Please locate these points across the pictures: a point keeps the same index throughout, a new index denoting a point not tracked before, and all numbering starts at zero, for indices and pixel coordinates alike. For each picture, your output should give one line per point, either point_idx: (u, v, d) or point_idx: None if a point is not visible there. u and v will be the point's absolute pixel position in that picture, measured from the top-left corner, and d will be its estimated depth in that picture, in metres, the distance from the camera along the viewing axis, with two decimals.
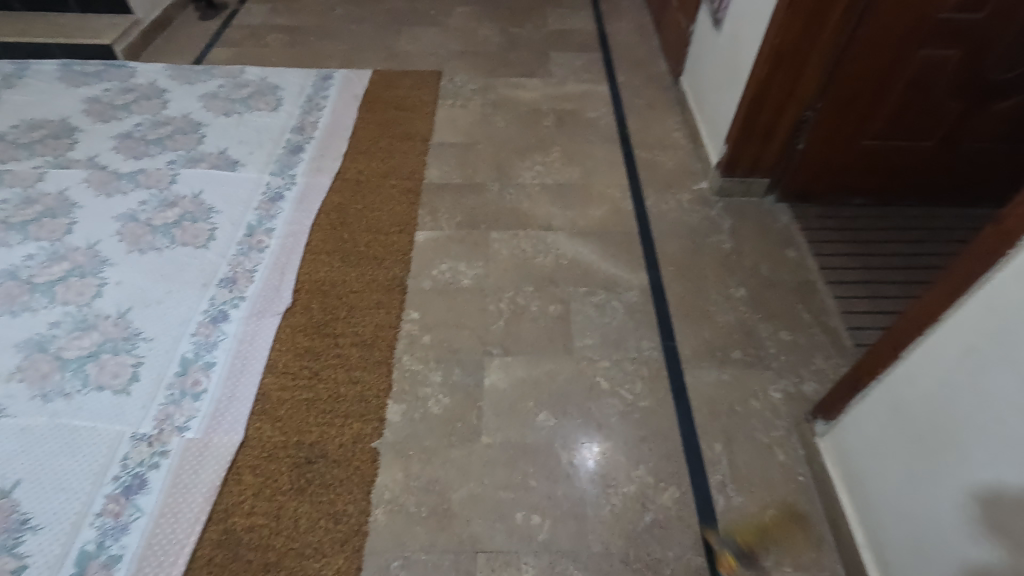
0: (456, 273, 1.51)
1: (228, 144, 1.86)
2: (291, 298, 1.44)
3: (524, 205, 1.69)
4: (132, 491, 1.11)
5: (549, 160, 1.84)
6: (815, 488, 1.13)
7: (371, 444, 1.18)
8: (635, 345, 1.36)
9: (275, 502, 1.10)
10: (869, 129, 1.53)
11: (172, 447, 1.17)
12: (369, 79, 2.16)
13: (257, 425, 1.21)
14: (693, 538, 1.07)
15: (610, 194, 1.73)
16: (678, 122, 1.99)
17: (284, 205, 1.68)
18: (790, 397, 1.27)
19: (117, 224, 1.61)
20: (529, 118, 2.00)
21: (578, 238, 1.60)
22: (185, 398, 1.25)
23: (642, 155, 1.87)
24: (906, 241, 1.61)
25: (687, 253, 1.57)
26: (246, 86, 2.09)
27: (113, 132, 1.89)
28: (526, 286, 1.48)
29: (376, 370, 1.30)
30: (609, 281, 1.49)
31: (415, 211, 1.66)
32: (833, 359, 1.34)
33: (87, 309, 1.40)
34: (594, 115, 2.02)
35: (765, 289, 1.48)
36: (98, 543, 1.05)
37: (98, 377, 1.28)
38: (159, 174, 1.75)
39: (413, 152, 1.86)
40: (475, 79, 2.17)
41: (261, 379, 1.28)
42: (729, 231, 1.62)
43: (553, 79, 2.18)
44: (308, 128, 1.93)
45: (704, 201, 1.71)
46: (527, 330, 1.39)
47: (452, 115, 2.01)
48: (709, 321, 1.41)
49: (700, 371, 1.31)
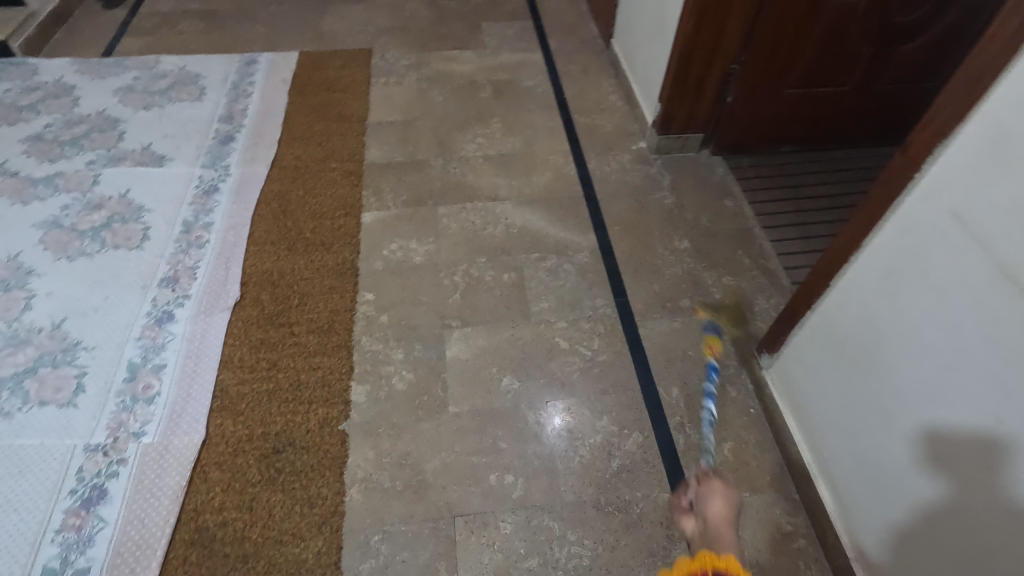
0: (407, 251, 1.50)
1: (152, 139, 1.77)
2: (239, 292, 1.40)
3: (469, 177, 1.69)
4: (93, 502, 1.08)
5: (490, 131, 1.84)
6: (765, 417, 1.21)
7: (339, 427, 1.18)
8: (590, 304, 1.40)
9: (246, 495, 1.09)
10: (791, 78, 1.60)
11: (130, 454, 1.14)
12: (296, 61, 2.08)
13: (217, 421, 1.19)
14: (658, 478, 1.13)
15: (553, 161, 1.75)
16: (613, 85, 2.03)
17: (220, 197, 1.62)
18: (737, 337, 1.34)
19: (38, 232, 1.51)
20: (466, 91, 1.99)
21: (525, 206, 1.62)
22: (138, 404, 1.21)
23: (581, 120, 1.89)
24: (832, 183, 1.71)
25: (631, 212, 1.61)
26: (164, 76, 1.98)
27: (21, 135, 1.76)
28: (478, 258, 1.49)
29: (337, 354, 1.29)
30: (560, 245, 1.52)
31: (359, 193, 1.64)
32: (773, 299, 1.42)
33: (17, 324, 1.32)
34: (530, 84, 2.02)
35: (707, 239, 1.55)
36: (62, 558, 1.01)
37: (40, 393, 1.22)
38: (80, 176, 1.65)
39: (351, 133, 1.82)
40: (407, 55, 2.13)
41: (217, 375, 1.25)
42: (669, 187, 1.68)
43: (487, 50, 2.16)
44: (237, 117, 1.86)
45: (644, 160, 1.76)
46: (483, 300, 1.40)
47: (388, 93, 1.97)
48: (657, 274, 1.46)
49: (653, 322, 1.37)
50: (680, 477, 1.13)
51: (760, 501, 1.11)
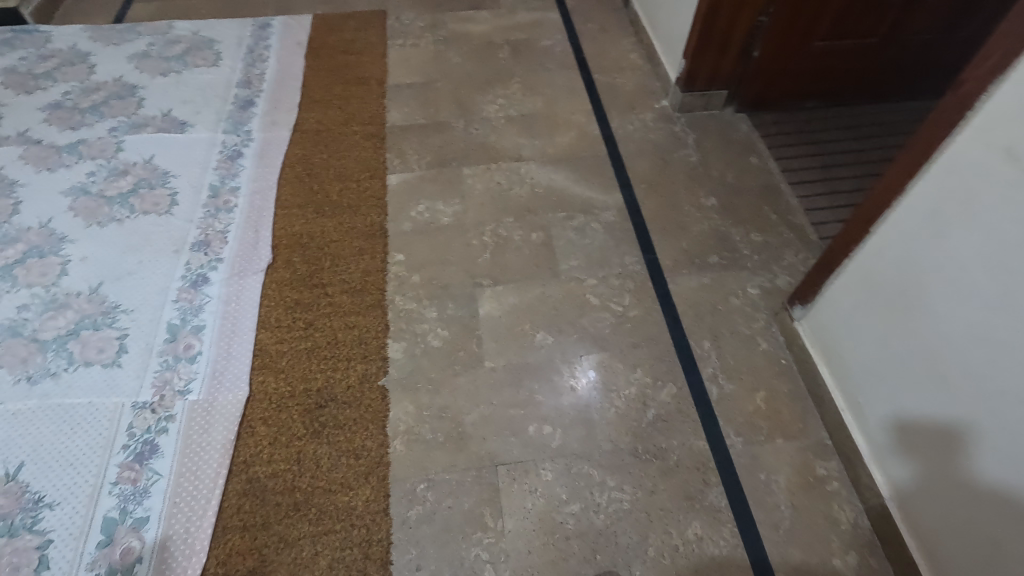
0: (434, 213, 1.50)
1: (172, 105, 1.76)
2: (271, 254, 1.41)
3: (491, 139, 1.68)
4: (145, 457, 1.11)
5: (510, 92, 1.82)
6: (796, 367, 1.23)
7: (378, 382, 1.21)
8: (619, 261, 1.41)
9: (293, 448, 1.12)
10: (819, 31, 1.58)
11: (177, 411, 1.17)
12: (310, 24, 2.05)
13: (260, 379, 1.21)
14: (693, 427, 1.16)
15: (575, 120, 1.74)
16: (633, 43, 1.99)
17: (244, 161, 1.62)
18: (766, 291, 1.36)
19: (67, 199, 1.52)
20: (483, 51, 1.96)
21: (549, 166, 1.61)
22: (180, 363, 1.23)
23: (601, 78, 1.87)
24: (857, 138, 1.70)
25: (656, 170, 1.61)
26: (178, 42, 1.96)
27: (40, 103, 1.75)
28: (505, 218, 1.49)
29: (371, 314, 1.31)
30: (586, 205, 1.52)
31: (383, 155, 1.63)
32: (801, 253, 1.43)
33: (55, 289, 1.34)
34: (548, 43, 1.99)
35: (734, 196, 1.55)
36: (121, 509, 1.05)
37: (84, 354, 1.24)
38: (102, 143, 1.65)
39: (371, 96, 1.80)
40: (421, 16, 2.10)
41: (255, 335, 1.28)
42: (694, 144, 1.67)
43: (502, 9, 2.13)
44: (255, 81, 1.84)
45: (667, 118, 1.74)
46: (512, 259, 1.41)
47: (404, 55, 1.95)
48: (685, 231, 1.47)
49: (682, 277, 1.38)
50: (714, 425, 1.16)
51: (794, 447, 1.14)
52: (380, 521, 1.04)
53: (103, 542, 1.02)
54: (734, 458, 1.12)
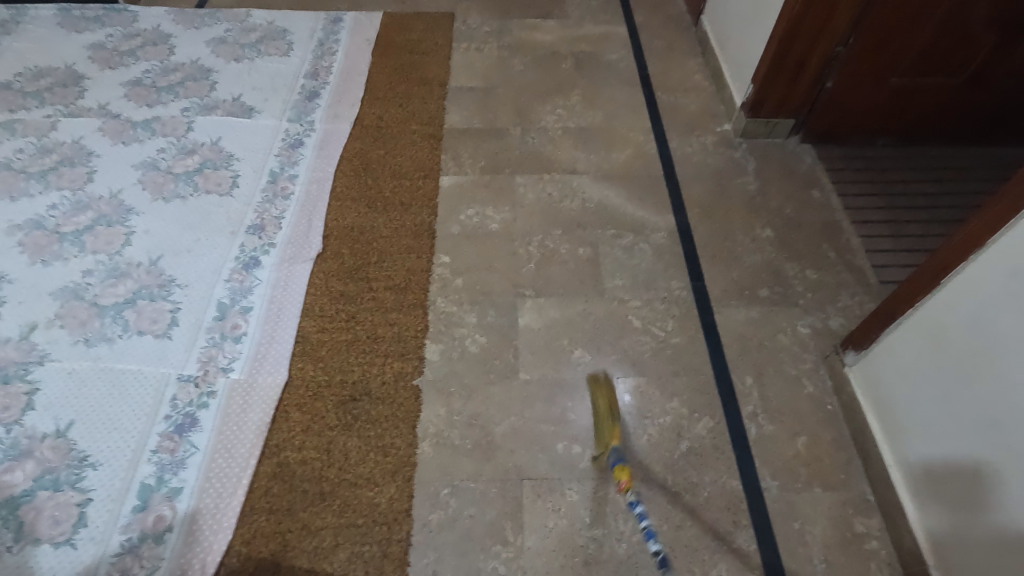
0: (484, 219, 1.51)
1: (242, 91, 1.82)
2: (321, 244, 1.44)
3: (547, 149, 1.68)
4: (185, 429, 1.14)
5: (570, 104, 1.81)
6: (842, 415, 1.18)
7: (413, 382, 1.22)
8: (665, 285, 1.38)
9: (324, 437, 1.14)
10: (899, 66, 1.51)
11: (219, 387, 1.20)
12: (380, 21, 2.09)
13: (299, 365, 1.24)
14: (727, 464, 1.12)
15: (633, 138, 1.72)
16: (699, 64, 1.96)
17: (305, 151, 1.66)
18: (817, 332, 1.30)
19: (138, 172, 1.59)
20: (547, 61, 1.96)
21: (603, 182, 1.60)
22: (226, 342, 1.27)
23: (664, 97, 1.84)
24: (929, 181, 1.62)
25: (712, 196, 1.57)
26: (254, 30, 2.03)
27: (122, 80, 1.84)
28: (554, 230, 1.48)
29: (412, 313, 1.32)
30: (636, 224, 1.50)
31: (438, 156, 1.65)
32: (858, 296, 1.37)
33: (118, 257, 1.41)
34: (613, 57, 1.98)
35: (792, 230, 1.49)
36: (158, 477, 1.09)
37: (138, 323, 1.29)
38: (174, 122, 1.72)
39: (432, 97, 1.82)
40: (489, 21, 2.11)
41: (299, 322, 1.30)
42: (753, 172, 1.63)
43: (569, 20, 2.12)
44: (322, 74, 1.89)
45: (728, 143, 1.70)
46: (557, 273, 1.40)
47: (468, 59, 1.96)
48: (737, 262, 1.43)
49: (729, 308, 1.34)
50: (749, 466, 1.12)
51: (833, 498, 1.08)
52: (401, 521, 1.05)
53: (138, 508, 1.05)
54: (767, 502, 1.08)
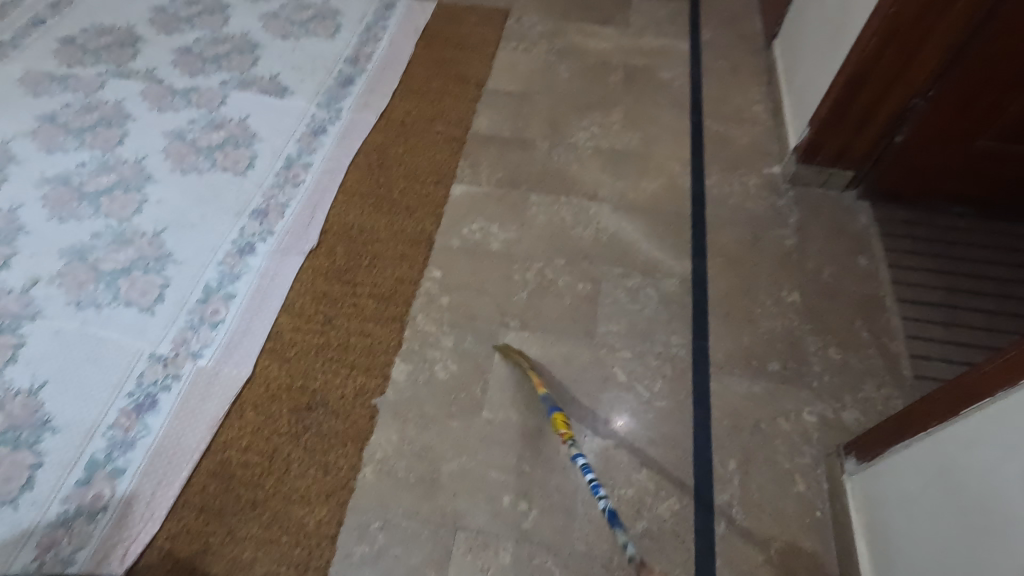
0: (487, 235, 1.43)
1: (281, 69, 1.82)
2: (318, 239, 1.42)
3: (572, 168, 1.57)
4: (143, 409, 1.15)
5: (608, 121, 1.69)
6: (831, 526, 1.03)
7: (372, 400, 1.17)
8: (663, 339, 1.26)
9: (271, 443, 1.11)
10: (986, 128, 1.31)
11: (185, 372, 1.20)
12: (432, 11, 2.03)
13: (265, 363, 1.22)
14: (684, 556, 1.01)
15: (667, 167, 1.58)
16: (762, 93, 1.77)
17: (326, 139, 1.64)
18: (825, 423, 1.15)
19: (165, 140, 1.62)
20: (595, 71, 1.84)
21: (623, 212, 1.48)
22: (203, 326, 1.27)
23: (713, 126, 1.68)
24: (1004, 264, 1.39)
25: (740, 245, 1.42)
26: (308, 8, 2.02)
27: (174, 46, 1.88)
28: (557, 259, 1.39)
29: (389, 326, 1.27)
30: (648, 265, 1.38)
31: (456, 162, 1.58)
32: (885, 389, 1.19)
33: (126, 224, 1.44)
34: (667, 75, 1.83)
35: (824, 298, 1.32)
36: (107, 453, 1.10)
37: (128, 293, 1.32)
38: (211, 94, 1.74)
39: (465, 97, 1.75)
40: (544, 21, 2.00)
41: (277, 317, 1.28)
42: (794, 225, 1.45)
43: (630, 29, 1.98)
44: (362, 60, 1.86)
45: (773, 188, 1.53)
46: (550, 307, 1.31)
47: (513, 60, 1.87)
48: (751, 325, 1.28)
49: (729, 377, 1.20)
50: (709, 563, 1.00)
51: None
52: (323, 548, 1.01)
53: (82, 481, 1.07)
54: None
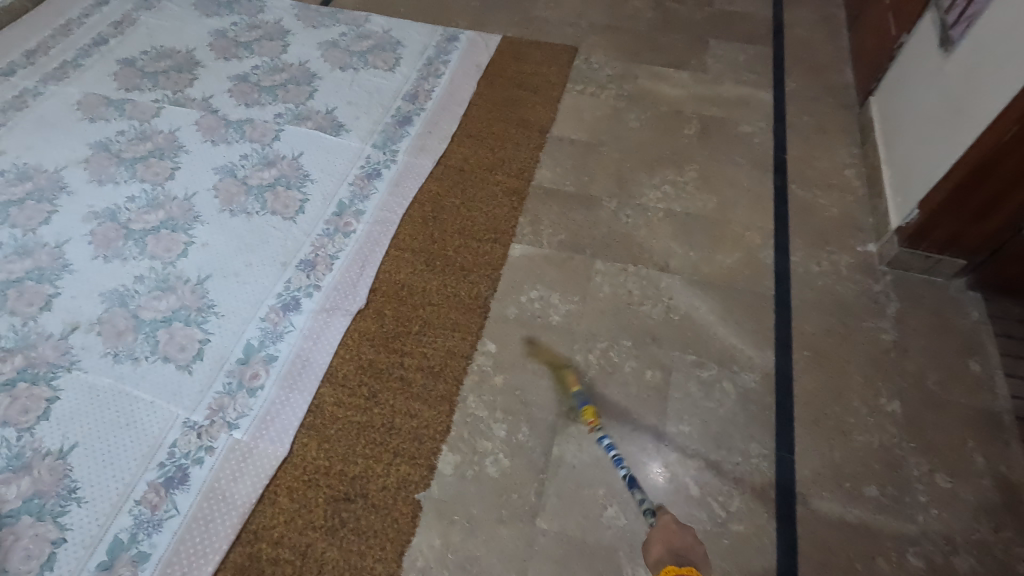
0: (547, 306, 1.31)
1: (338, 104, 1.74)
2: (366, 299, 1.33)
3: (640, 233, 1.44)
4: (173, 484, 1.07)
5: (681, 180, 1.56)
6: None
7: (414, 495, 1.07)
8: (741, 447, 1.12)
9: (304, 538, 1.02)
10: None
11: (219, 444, 1.12)
12: (496, 46, 1.93)
13: (303, 441, 1.13)
14: None
15: (747, 238, 1.43)
16: (853, 156, 1.61)
17: (380, 184, 1.55)
18: (931, 570, 0.99)
19: (216, 177, 1.56)
20: (668, 121, 1.70)
21: (697, 288, 1.34)
22: (241, 392, 1.19)
23: (798, 192, 1.53)
24: None
25: (830, 337, 1.26)
26: (368, 37, 1.95)
27: (231, 73, 1.83)
28: (623, 339, 1.26)
29: (437, 407, 1.17)
30: (724, 354, 1.24)
31: (516, 218, 1.47)
32: (1003, 532, 1.03)
33: (170, 268, 1.37)
34: (747, 129, 1.68)
35: (928, 411, 1.16)
36: (132, 534, 1.02)
37: (167, 347, 1.25)
38: (265, 128, 1.68)
39: (528, 144, 1.64)
40: (614, 62, 1.88)
41: (318, 387, 1.20)
42: (893, 317, 1.29)
43: (707, 74, 1.84)
44: (421, 97, 1.77)
45: (867, 270, 1.37)
46: (613, 397, 1.18)
47: (579, 104, 1.75)
48: (843, 437, 1.13)
49: (817, 501, 1.06)
50: None
51: None
52: None
53: (103, 565, 0.99)
54: None
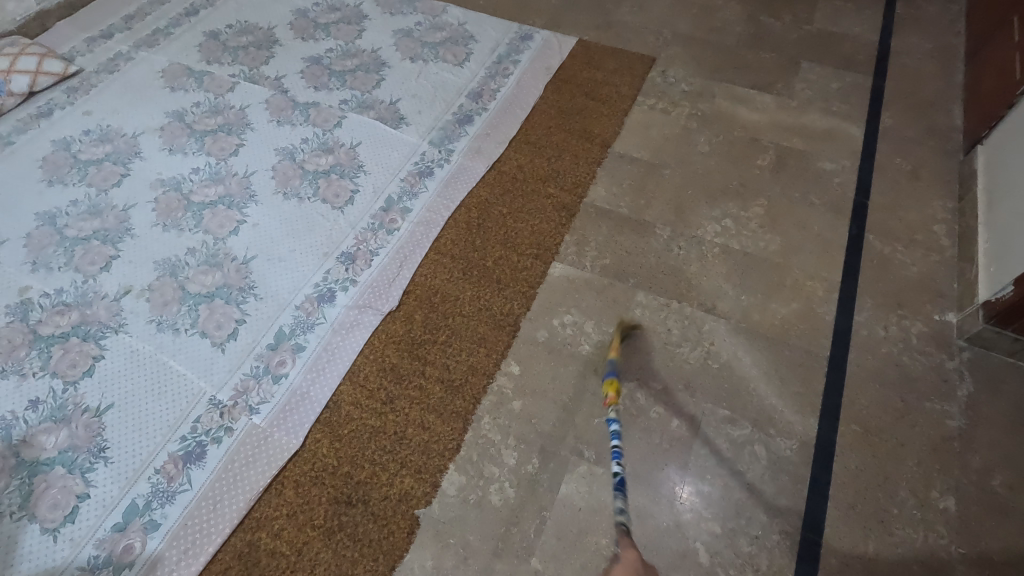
0: (579, 334, 1.26)
1: (402, 96, 1.74)
2: (398, 301, 1.32)
3: (691, 268, 1.36)
4: (190, 459, 1.11)
5: (745, 215, 1.45)
6: None
7: (414, 510, 1.06)
8: (763, 520, 1.04)
9: (302, 534, 1.04)
10: None
11: (237, 427, 1.15)
12: (569, 49, 1.87)
13: (316, 436, 1.14)
14: None
15: (808, 289, 1.32)
16: (947, 210, 1.44)
17: (430, 182, 1.54)
18: None
19: (275, 158, 1.59)
20: (741, 148, 1.59)
21: (742, 336, 1.25)
22: (266, 377, 1.21)
23: (875, 244, 1.39)
24: None
25: (886, 414, 1.14)
26: (442, 29, 1.93)
27: (306, 54, 1.86)
28: (653, 382, 1.19)
29: (450, 423, 1.15)
30: (761, 414, 1.15)
31: (562, 236, 1.42)
32: None
33: (220, 244, 1.42)
34: (828, 167, 1.54)
35: (988, 516, 1.03)
36: (147, 502, 1.07)
37: (205, 322, 1.29)
38: (329, 113, 1.69)
39: (587, 158, 1.58)
40: (692, 78, 1.77)
41: (339, 384, 1.20)
42: (963, 401, 1.15)
43: (793, 101, 1.70)
44: (486, 96, 1.74)
45: (941, 343, 1.23)
46: (632, 442, 1.12)
47: (647, 120, 1.66)
48: (881, 529, 1.02)
49: None
50: None
51: None
52: None
53: (118, 527, 1.04)
54: None
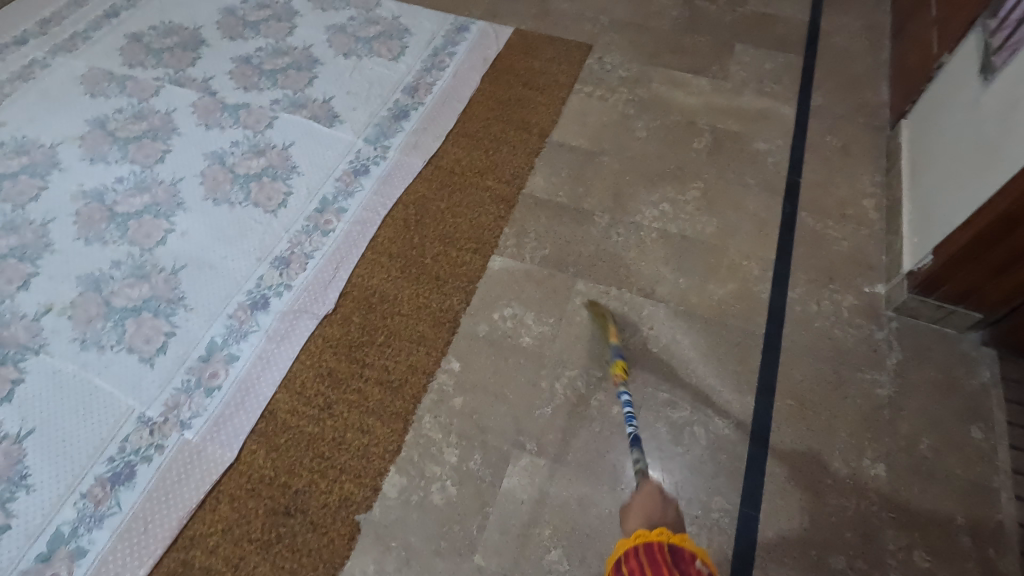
0: (519, 326, 1.26)
1: (336, 93, 1.69)
2: (335, 303, 1.29)
3: (629, 253, 1.36)
4: (118, 481, 1.07)
5: (682, 198, 1.46)
6: None
7: (354, 516, 1.04)
8: (702, 500, 1.05)
9: (238, 550, 1.01)
10: None
11: (169, 443, 1.11)
12: (506, 40, 1.85)
13: (251, 449, 1.11)
14: None
15: (744, 268, 1.34)
16: (876, 184, 1.48)
17: (367, 181, 1.51)
18: None
19: (204, 162, 1.54)
20: (678, 132, 1.60)
21: (681, 319, 1.26)
22: (198, 391, 1.17)
23: (808, 221, 1.41)
24: None
25: (820, 387, 1.17)
26: (376, 23, 1.89)
27: (235, 54, 1.80)
28: (594, 369, 1.19)
29: (389, 425, 1.13)
30: (700, 395, 1.16)
31: (501, 228, 1.41)
32: None
33: (147, 255, 1.36)
34: (762, 147, 1.56)
35: (916, 479, 1.06)
36: (73, 528, 1.02)
37: (133, 338, 1.24)
38: (260, 114, 1.64)
39: (525, 148, 1.56)
40: (630, 64, 1.77)
41: (274, 393, 1.17)
42: (893, 370, 1.18)
43: (727, 83, 1.72)
44: (421, 91, 1.71)
45: (871, 314, 1.26)
46: (574, 431, 1.12)
47: (585, 108, 1.66)
48: (815, 500, 1.04)
49: (775, 568, 0.99)
50: None
51: None
52: None
53: (42, 557, 1.00)
54: None
